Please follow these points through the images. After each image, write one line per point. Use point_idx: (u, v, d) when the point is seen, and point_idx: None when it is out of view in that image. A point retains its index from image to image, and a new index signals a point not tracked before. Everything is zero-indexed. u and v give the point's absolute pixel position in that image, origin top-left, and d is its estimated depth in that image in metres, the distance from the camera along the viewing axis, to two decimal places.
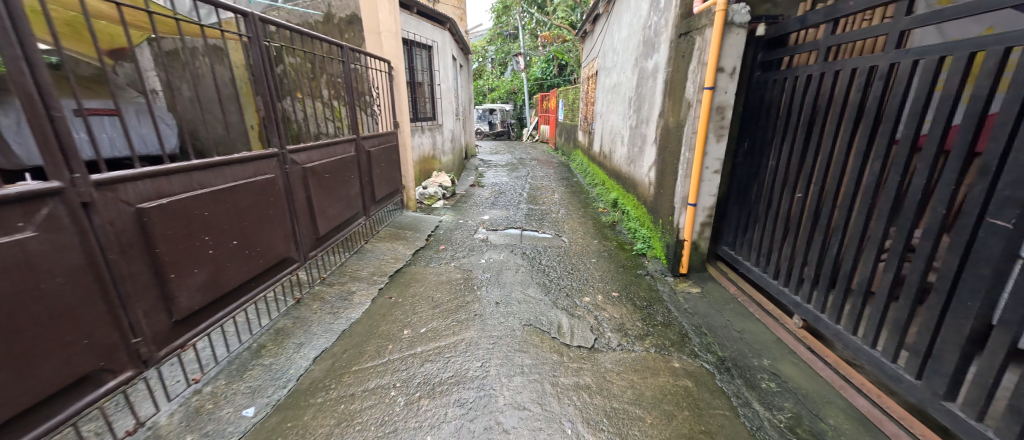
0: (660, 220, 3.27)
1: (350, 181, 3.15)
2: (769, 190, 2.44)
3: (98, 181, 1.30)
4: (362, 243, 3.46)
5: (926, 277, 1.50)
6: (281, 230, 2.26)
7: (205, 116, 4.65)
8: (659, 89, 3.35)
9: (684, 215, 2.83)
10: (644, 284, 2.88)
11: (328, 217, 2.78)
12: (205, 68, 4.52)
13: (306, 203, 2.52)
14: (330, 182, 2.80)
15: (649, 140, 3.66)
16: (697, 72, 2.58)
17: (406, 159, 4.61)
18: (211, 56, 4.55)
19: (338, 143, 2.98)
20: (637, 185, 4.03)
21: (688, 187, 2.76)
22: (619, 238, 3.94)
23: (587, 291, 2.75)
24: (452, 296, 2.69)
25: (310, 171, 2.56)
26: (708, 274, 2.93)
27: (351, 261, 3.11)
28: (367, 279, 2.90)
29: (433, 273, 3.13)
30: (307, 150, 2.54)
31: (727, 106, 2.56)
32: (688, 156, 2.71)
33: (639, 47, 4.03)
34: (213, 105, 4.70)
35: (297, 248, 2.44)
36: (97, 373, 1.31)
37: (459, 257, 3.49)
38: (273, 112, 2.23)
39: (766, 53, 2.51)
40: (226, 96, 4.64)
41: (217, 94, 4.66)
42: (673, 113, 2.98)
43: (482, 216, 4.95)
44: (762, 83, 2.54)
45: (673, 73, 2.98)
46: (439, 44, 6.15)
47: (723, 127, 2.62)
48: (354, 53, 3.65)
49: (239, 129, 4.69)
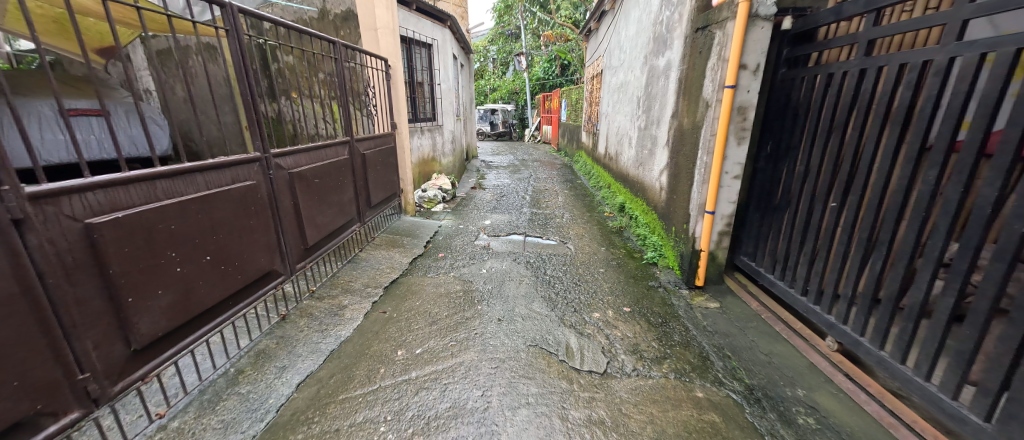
0: (674, 227, 3.06)
1: (342, 186, 2.96)
2: (798, 198, 2.23)
3: (33, 194, 1.11)
4: (356, 252, 3.27)
5: (998, 305, 1.29)
6: (263, 241, 2.06)
7: (197, 116, 4.49)
8: (672, 88, 3.15)
9: (701, 223, 2.62)
10: (657, 297, 2.68)
11: (318, 226, 2.59)
12: (197, 67, 4.36)
13: (293, 210, 2.33)
14: (320, 188, 2.61)
15: (660, 142, 3.45)
16: (717, 70, 2.38)
17: (404, 162, 4.42)
18: (204, 55, 4.40)
19: (329, 146, 2.78)
20: (647, 189, 3.83)
21: (706, 194, 2.55)
22: (627, 245, 3.74)
23: (596, 305, 2.55)
24: (451, 311, 2.50)
25: (298, 176, 2.36)
26: (727, 287, 2.72)
27: (344, 271, 2.92)
28: (361, 292, 2.71)
29: (431, 284, 2.94)
30: (294, 154, 2.34)
31: (749, 106, 2.36)
32: (706, 161, 2.51)
33: (648, 45, 3.84)
34: (206, 105, 4.54)
35: (283, 260, 2.25)
36: (32, 418, 1.13)
37: (459, 266, 3.30)
38: (254, 112, 2.04)
39: (792, 49, 2.31)
40: (220, 96, 4.48)
41: (210, 94, 4.50)
42: (689, 114, 2.78)
43: (483, 221, 4.75)
44: (787, 81, 2.34)
45: (689, 72, 2.78)
46: (439, 42, 5.97)
47: (745, 129, 2.41)
48: (349, 49, 3.46)
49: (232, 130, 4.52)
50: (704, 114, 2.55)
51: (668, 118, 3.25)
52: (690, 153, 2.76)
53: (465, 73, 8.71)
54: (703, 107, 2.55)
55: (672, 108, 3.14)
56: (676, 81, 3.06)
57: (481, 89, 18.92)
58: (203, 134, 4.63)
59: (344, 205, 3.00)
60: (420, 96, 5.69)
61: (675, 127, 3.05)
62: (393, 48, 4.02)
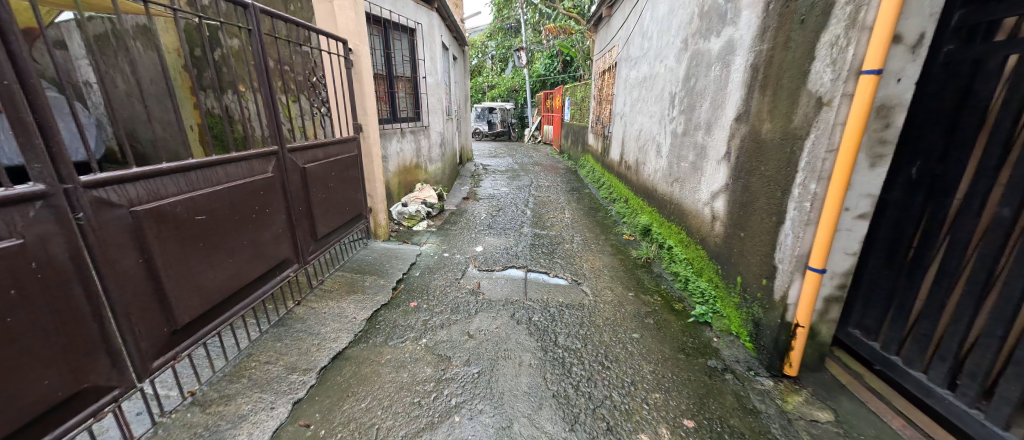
0: (741, 278, 2.14)
1: (261, 218, 2.01)
2: (990, 263, 1.33)
3: None
4: (292, 305, 2.34)
5: None
6: (56, 346, 1.14)
7: (141, 114, 3.65)
8: (739, 78, 2.21)
9: (800, 286, 1.72)
10: (728, 393, 1.77)
11: (207, 286, 1.65)
12: (135, 55, 3.51)
13: (144, 274, 1.40)
14: (213, 227, 1.68)
15: (713, 155, 2.52)
16: (850, 45, 1.45)
17: (374, 174, 3.44)
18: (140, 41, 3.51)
19: (236, 162, 1.84)
20: (687, 215, 2.90)
21: (812, 242, 1.65)
22: (663, 290, 2.81)
23: (640, 415, 1.63)
24: (413, 428, 1.57)
25: (156, 216, 1.43)
26: (832, 378, 1.81)
27: (262, 344, 1.98)
28: (279, 384, 1.77)
29: (391, 362, 2.01)
30: (147, 179, 1.40)
31: (897, 105, 1.45)
32: (815, 190, 1.60)
33: (692, 24, 2.90)
34: (149, 99, 3.67)
35: (120, 361, 1.32)
36: None
37: (435, 326, 2.35)
38: (33, 112, 1.10)
39: (969, 12, 1.41)
40: (162, 90, 3.57)
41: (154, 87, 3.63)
42: (774, 118, 1.87)
43: (474, 245, 3.84)
44: (964, 64, 1.43)
45: (776, 54, 1.86)
46: (424, 27, 4.99)
47: (886, 142, 1.50)
48: (287, 23, 2.49)
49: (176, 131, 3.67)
50: (809, 119, 1.64)
51: (730, 122, 2.30)
52: (775, 176, 1.85)
53: (459, 69, 7.82)
54: (808, 108, 1.65)
55: (737, 110, 2.21)
56: (747, 69, 2.13)
57: (480, 86, 17.99)
58: (148, 137, 3.78)
59: (267, 245, 2.07)
60: (402, 92, 4.75)
61: (745, 135, 2.13)
62: (354, 24, 3.05)
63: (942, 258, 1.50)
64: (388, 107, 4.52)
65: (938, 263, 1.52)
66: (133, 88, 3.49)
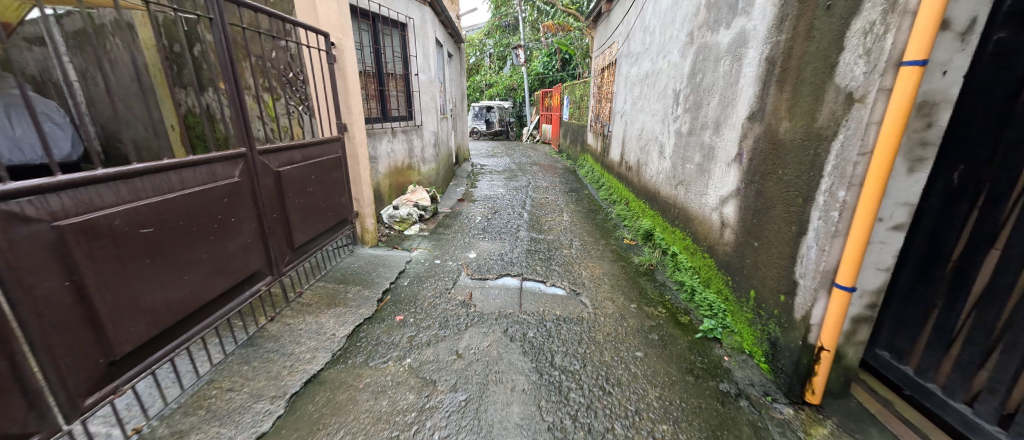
0: (756, 291, 1.95)
1: (226, 227, 1.82)
2: None
3: None
4: (264, 322, 2.15)
5: None
6: None
7: (116, 113, 3.45)
8: (752, 73, 2.01)
9: (825, 305, 1.53)
10: (744, 424, 1.58)
11: (155, 307, 1.46)
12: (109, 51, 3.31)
13: (72, 299, 1.21)
14: (163, 240, 1.49)
15: (722, 157, 2.32)
16: (889, 32, 1.26)
17: (360, 177, 3.24)
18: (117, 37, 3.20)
19: (195, 167, 1.65)
20: (693, 220, 2.72)
21: (840, 256, 1.46)
22: (667, 301, 2.62)
23: None
24: None
25: (89, 231, 1.24)
26: (859, 406, 1.62)
27: (226, 368, 1.79)
28: (241, 417, 1.57)
29: (369, 387, 1.82)
30: (76, 189, 1.21)
31: (942, 101, 1.26)
32: (844, 198, 1.41)
33: (699, 15, 2.71)
34: (124, 98, 3.48)
35: (39, 403, 1.14)
36: None
37: (421, 343, 2.16)
38: None
39: None
40: (137, 88, 3.38)
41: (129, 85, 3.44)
42: (795, 116, 1.68)
43: (467, 251, 3.65)
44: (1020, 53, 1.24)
45: (797, 45, 1.67)
46: (416, 22, 4.79)
47: (927, 143, 1.31)
48: (258, 14, 2.29)
49: (154, 131, 3.48)
50: (837, 118, 1.45)
51: (742, 120, 2.10)
52: (797, 181, 1.66)
53: (455, 66, 7.62)
54: (836, 105, 1.46)
55: (751, 107, 2.02)
56: (762, 63, 1.93)
57: (477, 85, 17.80)
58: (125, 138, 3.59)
59: (234, 257, 1.87)
60: (393, 90, 4.56)
61: (759, 135, 1.94)
62: (337, 16, 2.84)
63: (993, 277, 1.32)
64: (378, 106, 4.32)
65: (985, 281, 1.34)
66: (106, 86, 3.30)
